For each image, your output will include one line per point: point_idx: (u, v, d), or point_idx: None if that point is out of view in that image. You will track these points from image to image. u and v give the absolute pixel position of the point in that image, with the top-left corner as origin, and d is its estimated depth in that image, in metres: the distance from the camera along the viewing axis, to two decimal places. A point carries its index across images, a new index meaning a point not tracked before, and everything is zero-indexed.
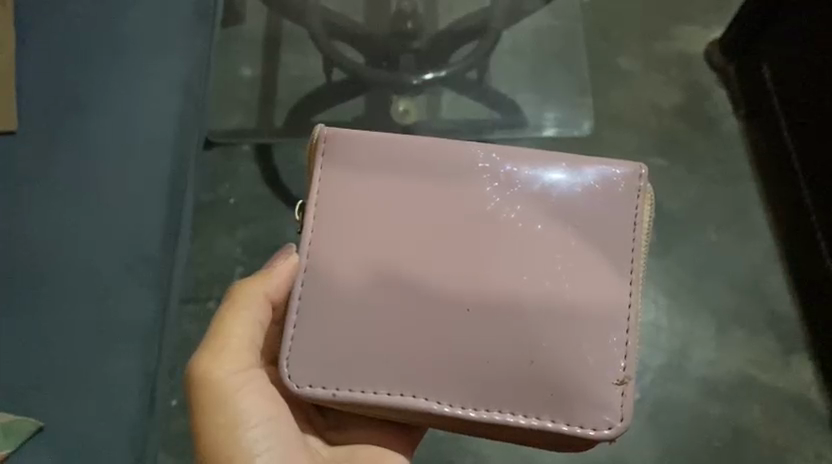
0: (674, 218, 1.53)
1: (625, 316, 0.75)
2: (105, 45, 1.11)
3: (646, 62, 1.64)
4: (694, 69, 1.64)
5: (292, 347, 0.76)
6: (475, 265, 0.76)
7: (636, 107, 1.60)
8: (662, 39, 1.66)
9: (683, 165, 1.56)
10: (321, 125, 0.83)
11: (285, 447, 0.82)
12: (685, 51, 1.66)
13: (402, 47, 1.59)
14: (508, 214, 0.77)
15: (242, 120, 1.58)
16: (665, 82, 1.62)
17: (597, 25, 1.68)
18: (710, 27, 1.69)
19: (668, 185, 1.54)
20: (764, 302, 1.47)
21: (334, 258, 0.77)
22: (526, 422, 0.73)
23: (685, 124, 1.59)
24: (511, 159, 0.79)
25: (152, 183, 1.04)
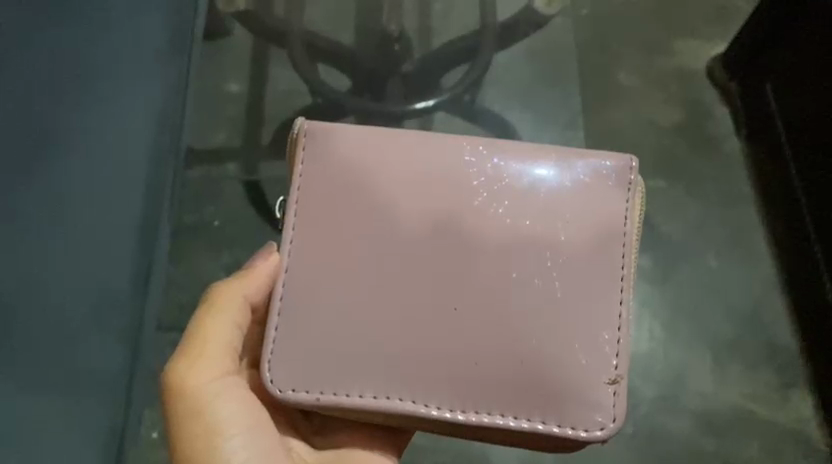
0: (671, 242, 1.51)
1: (616, 312, 0.73)
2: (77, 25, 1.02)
3: (644, 80, 1.64)
4: (693, 89, 1.64)
5: (275, 349, 0.74)
6: (463, 264, 0.74)
7: (635, 126, 1.59)
8: (660, 54, 1.66)
9: (682, 183, 1.55)
10: (302, 119, 0.81)
11: (265, 456, 0.78)
12: (682, 69, 1.66)
13: (388, 69, 1.63)
14: (496, 209, 0.75)
15: (227, 137, 1.57)
16: (663, 100, 1.62)
17: (596, 36, 1.67)
18: (713, 41, 1.69)
19: (664, 209, 1.52)
20: (762, 332, 1.45)
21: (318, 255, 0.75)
22: (515, 424, 0.71)
23: (682, 144, 1.58)
24: (498, 152, 0.77)
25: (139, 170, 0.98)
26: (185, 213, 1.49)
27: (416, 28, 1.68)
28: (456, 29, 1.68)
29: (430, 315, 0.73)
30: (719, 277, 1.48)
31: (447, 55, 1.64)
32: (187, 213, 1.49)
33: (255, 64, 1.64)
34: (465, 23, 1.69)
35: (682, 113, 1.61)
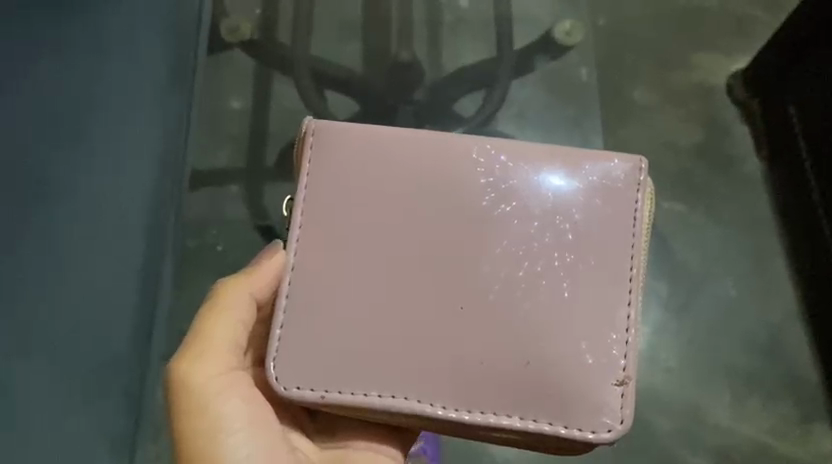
0: (687, 269, 1.47)
1: (625, 314, 0.72)
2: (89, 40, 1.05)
3: (663, 93, 1.59)
4: (712, 106, 1.59)
5: (280, 347, 0.73)
6: (470, 265, 0.73)
7: (652, 147, 1.54)
8: (676, 69, 1.61)
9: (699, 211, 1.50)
10: (309, 118, 0.81)
11: (270, 452, 0.77)
12: (703, 83, 1.61)
13: (397, 90, 1.58)
14: (504, 209, 0.74)
15: (232, 157, 1.56)
16: (681, 127, 1.56)
17: (610, 53, 1.63)
18: (733, 56, 1.64)
19: (680, 236, 1.48)
20: (781, 362, 1.41)
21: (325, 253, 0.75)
22: (522, 425, 0.70)
23: (698, 180, 1.52)
24: (506, 150, 0.76)
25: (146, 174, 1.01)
26: (190, 237, 1.49)
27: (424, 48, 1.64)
28: (467, 45, 1.64)
29: (434, 314, 0.72)
30: (733, 308, 1.44)
31: (456, 82, 1.61)
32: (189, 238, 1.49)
33: (250, 87, 1.61)
34: (475, 46, 1.64)
35: (701, 131, 1.57)
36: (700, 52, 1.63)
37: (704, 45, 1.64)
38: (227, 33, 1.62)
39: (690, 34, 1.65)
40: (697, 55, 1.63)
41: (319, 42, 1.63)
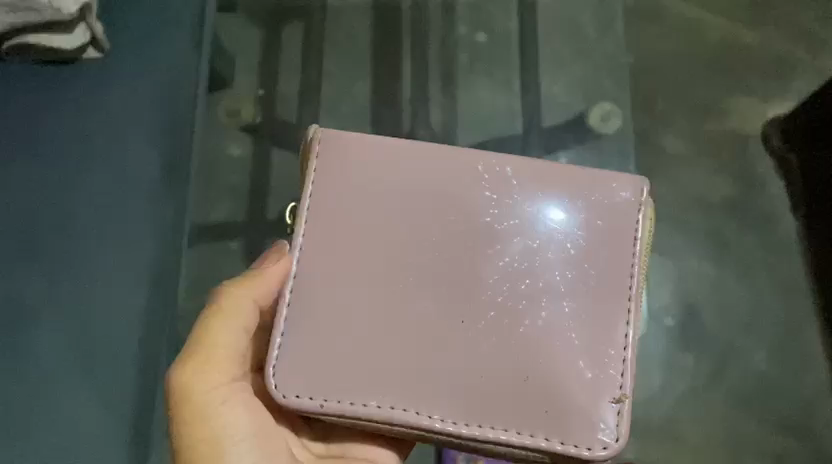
0: (712, 335, 1.30)
1: (623, 332, 0.72)
2: (94, 115, 1.03)
3: (692, 146, 1.42)
4: (746, 161, 1.40)
5: (280, 354, 0.74)
6: (471, 280, 0.73)
7: (680, 204, 1.37)
8: (709, 116, 1.43)
9: (743, 295, 1.31)
10: (316, 128, 0.82)
11: (270, 462, 0.76)
12: (738, 132, 1.42)
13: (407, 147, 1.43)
14: (507, 226, 0.75)
15: (231, 210, 1.43)
16: (720, 201, 1.38)
17: (637, 95, 1.45)
18: (769, 100, 1.45)
19: (705, 300, 1.32)
20: (816, 442, 1.24)
21: (326, 256, 0.76)
22: (519, 440, 0.70)
23: (746, 264, 1.33)
24: (511, 164, 0.77)
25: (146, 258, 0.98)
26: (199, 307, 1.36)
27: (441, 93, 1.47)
28: (483, 76, 1.48)
29: (432, 326, 0.73)
30: (770, 386, 1.27)
31: None
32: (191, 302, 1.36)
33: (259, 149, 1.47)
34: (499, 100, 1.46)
35: (732, 183, 1.39)
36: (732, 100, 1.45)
37: (734, 90, 1.45)
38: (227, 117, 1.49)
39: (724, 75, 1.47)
40: (728, 101, 1.45)
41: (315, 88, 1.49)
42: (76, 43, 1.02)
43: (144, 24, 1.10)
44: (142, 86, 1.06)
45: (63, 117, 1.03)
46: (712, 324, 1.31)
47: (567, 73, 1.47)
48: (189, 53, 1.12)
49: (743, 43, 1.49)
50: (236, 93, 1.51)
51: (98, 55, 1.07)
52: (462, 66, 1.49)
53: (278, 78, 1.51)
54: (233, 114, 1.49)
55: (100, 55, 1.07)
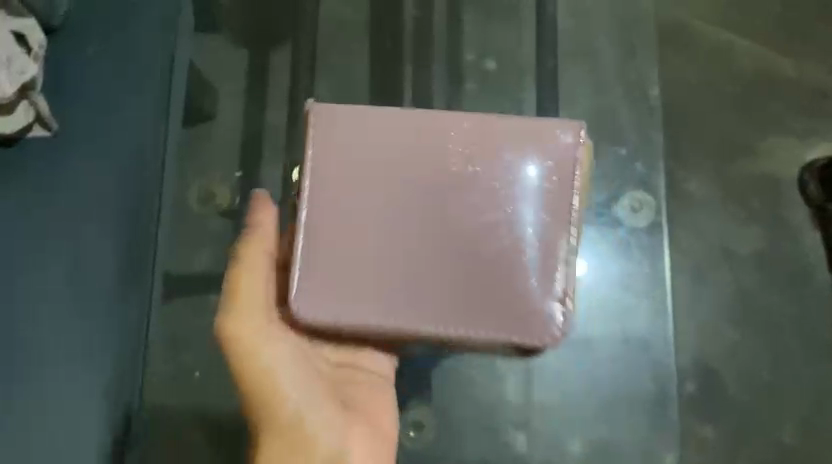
0: (739, 416, 1.08)
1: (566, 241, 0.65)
2: (36, 253, 0.81)
3: (722, 192, 1.13)
4: (777, 210, 1.13)
5: (301, 285, 0.64)
6: (468, 211, 0.65)
7: (701, 302, 1.11)
8: (739, 158, 1.14)
9: (768, 370, 1.09)
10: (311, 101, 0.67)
11: (311, 391, 0.69)
12: (766, 175, 1.14)
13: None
14: (471, 168, 0.65)
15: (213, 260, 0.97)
16: (753, 260, 1.12)
17: (704, 135, 1.14)
18: (809, 141, 1.15)
19: (723, 373, 1.09)
20: None
21: (332, 206, 0.65)
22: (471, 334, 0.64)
23: (773, 340, 1.10)
24: (466, 121, 0.65)
25: (106, 325, 0.80)
26: (160, 359, 0.94)
27: (442, 102, 1.04)
28: (509, 93, 1.03)
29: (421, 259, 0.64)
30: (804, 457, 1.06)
31: None
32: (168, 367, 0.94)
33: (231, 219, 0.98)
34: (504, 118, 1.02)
35: (764, 232, 1.12)
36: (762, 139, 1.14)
37: (761, 127, 1.15)
38: (196, 197, 0.98)
39: (762, 90, 1.15)
40: (755, 143, 1.14)
41: (275, 145, 1.02)
42: (16, 124, 0.82)
43: (109, 81, 0.86)
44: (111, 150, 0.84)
45: (27, 195, 0.83)
46: (740, 396, 1.08)
47: (585, 90, 1.08)
48: (155, 104, 0.86)
49: (784, 74, 1.16)
50: (213, 181, 0.99)
51: (46, 133, 0.84)
52: (469, 89, 1.04)
53: (262, 111, 1.02)
54: (207, 176, 0.99)
55: (49, 132, 0.84)
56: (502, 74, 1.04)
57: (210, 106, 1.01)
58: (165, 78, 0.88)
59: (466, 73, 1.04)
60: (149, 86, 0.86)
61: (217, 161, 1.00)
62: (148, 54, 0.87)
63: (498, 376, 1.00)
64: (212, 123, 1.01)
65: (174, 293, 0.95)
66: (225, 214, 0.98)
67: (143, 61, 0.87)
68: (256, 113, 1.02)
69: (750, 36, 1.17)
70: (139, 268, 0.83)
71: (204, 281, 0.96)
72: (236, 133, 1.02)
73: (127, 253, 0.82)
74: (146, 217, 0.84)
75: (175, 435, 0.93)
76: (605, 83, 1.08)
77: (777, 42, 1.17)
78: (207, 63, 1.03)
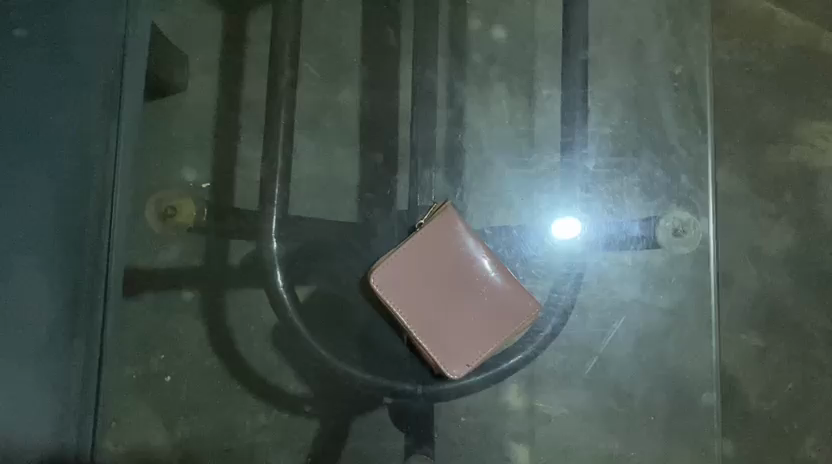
0: (759, 425, 0.98)
1: (551, 369, 0.81)
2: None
3: (751, 184, 1.02)
4: (811, 203, 1.01)
5: (386, 262, 0.71)
6: (483, 344, 0.71)
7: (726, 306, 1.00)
8: (773, 145, 1.02)
9: (794, 383, 0.98)
10: (451, 203, 0.74)
11: None
12: (802, 163, 1.02)
13: (385, 146, 0.83)
14: (509, 328, 0.71)
15: (183, 252, 0.81)
16: (782, 261, 1.00)
17: (731, 120, 1.02)
18: None
19: (746, 380, 0.99)
20: None
21: (409, 277, 0.71)
22: (418, 409, 0.80)
23: (801, 349, 0.99)
24: (544, 249, 0.79)
25: (49, 367, 0.67)
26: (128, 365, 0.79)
27: (442, 84, 0.85)
28: (526, 54, 0.86)
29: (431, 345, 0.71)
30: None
31: (568, 261, 0.79)
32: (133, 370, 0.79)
33: (197, 235, 0.82)
34: (510, 107, 0.84)
35: (796, 228, 1.01)
36: (800, 122, 1.03)
37: (800, 108, 1.03)
38: (155, 213, 0.79)
39: (800, 72, 1.03)
40: (792, 127, 1.03)
41: (256, 127, 0.84)
42: None
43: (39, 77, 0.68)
44: (44, 160, 0.68)
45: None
46: (763, 410, 0.98)
47: (616, 66, 0.83)
48: (101, 107, 0.70)
49: (825, 50, 1.04)
50: (173, 195, 0.81)
51: None
52: (474, 63, 0.85)
53: (239, 82, 0.85)
54: (165, 185, 0.81)
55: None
56: (515, 48, 0.86)
57: (182, 80, 0.83)
58: (113, 73, 0.71)
59: (471, 45, 0.86)
60: (93, 85, 0.70)
61: (186, 159, 0.83)
62: (91, 45, 0.70)
63: (498, 407, 0.81)
64: (177, 97, 0.83)
65: (137, 290, 0.79)
66: (192, 231, 0.81)
67: (85, 55, 0.70)
68: (232, 89, 0.85)
69: (788, 6, 1.05)
70: (93, 234, 0.70)
71: (172, 279, 0.81)
72: (203, 113, 0.84)
73: (71, 287, 0.68)
74: (93, 240, 0.70)
75: (135, 451, 0.78)
76: (643, 56, 0.83)
77: (818, 14, 1.05)
78: (170, 24, 0.84)
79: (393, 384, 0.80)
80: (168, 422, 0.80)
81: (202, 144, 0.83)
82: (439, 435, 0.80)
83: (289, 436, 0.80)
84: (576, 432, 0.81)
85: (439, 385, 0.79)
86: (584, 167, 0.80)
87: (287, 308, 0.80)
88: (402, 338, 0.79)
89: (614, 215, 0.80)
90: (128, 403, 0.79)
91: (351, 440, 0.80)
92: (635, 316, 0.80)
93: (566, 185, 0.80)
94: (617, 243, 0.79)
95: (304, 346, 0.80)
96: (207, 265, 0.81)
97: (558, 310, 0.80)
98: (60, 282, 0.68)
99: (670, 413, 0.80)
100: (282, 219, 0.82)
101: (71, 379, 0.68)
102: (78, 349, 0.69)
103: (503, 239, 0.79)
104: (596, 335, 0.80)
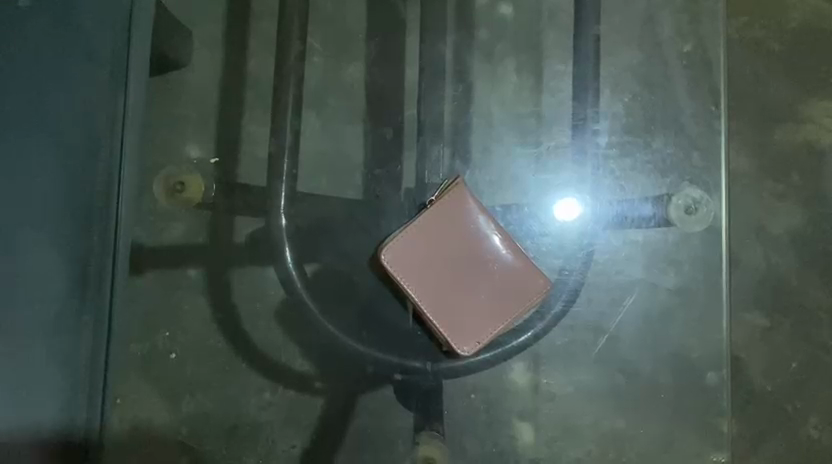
0: (762, 403, 0.99)
1: (558, 348, 0.81)
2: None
3: (757, 164, 1.01)
4: (818, 183, 1.01)
5: (397, 238, 0.71)
6: (493, 322, 0.71)
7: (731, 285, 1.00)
8: (780, 124, 1.01)
9: (798, 363, 0.99)
10: (462, 180, 0.74)
11: None
12: (809, 143, 1.01)
13: (389, 123, 0.83)
14: (519, 305, 0.71)
15: (189, 229, 0.81)
16: (788, 241, 1.00)
17: (739, 99, 1.02)
18: None
19: (750, 360, 0.99)
20: None
21: (419, 254, 0.70)
22: (427, 387, 0.79)
23: (804, 329, 0.99)
24: (555, 226, 0.78)
25: (58, 342, 0.67)
26: (132, 341, 0.79)
27: (449, 59, 0.84)
28: (533, 31, 0.85)
29: (441, 322, 0.71)
30: (818, 456, 0.98)
31: (578, 239, 0.78)
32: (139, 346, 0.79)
33: (205, 211, 0.81)
34: (517, 85, 0.84)
35: (803, 208, 1.00)
36: (809, 101, 1.02)
37: (808, 87, 1.02)
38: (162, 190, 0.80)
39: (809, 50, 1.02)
40: (801, 106, 1.02)
41: (259, 103, 0.83)
42: None
43: (42, 49, 0.68)
44: (48, 133, 0.68)
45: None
46: (767, 390, 0.99)
47: (624, 43, 0.83)
48: (106, 79, 0.70)
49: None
50: (180, 171, 0.81)
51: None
52: (480, 40, 0.85)
53: (243, 58, 0.84)
54: (171, 163, 0.81)
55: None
56: (522, 25, 0.85)
57: (186, 58, 0.83)
58: (118, 45, 0.70)
59: (476, 21, 0.85)
60: (99, 57, 0.70)
61: (189, 135, 0.82)
62: (94, 17, 0.70)
63: (504, 386, 0.81)
64: (182, 74, 0.83)
65: (143, 265, 0.79)
66: (199, 207, 0.81)
67: (87, 26, 0.70)
68: (236, 66, 0.84)
69: None
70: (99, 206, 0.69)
71: (177, 256, 0.81)
72: (208, 91, 0.84)
73: (80, 264, 0.69)
74: (101, 216, 0.69)
75: (139, 427, 0.79)
76: (650, 34, 0.82)
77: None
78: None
79: (402, 361, 0.79)
80: (172, 399, 0.80)
81: (205, 121, 0.83)
82: (447, 414, 0.80)
83: (294, 413, 0.80)
84: (581, 410, 0.81)
85: (448, 362, 0.79)
86: (597, 143, 0.79)
87: (294, 285, 0.79)
88: (409, 313, 0.78)
89: (625, 193, 0.79)
90: (131, 380, 0.79)
91: (357, 417, 0.80)
92: (646, 295, 0.80)
93: (579, 162, 0.79)
94: (627, 222, 0.79)
95: (312, 324, 0.80)
96: (214, 241, 0.81)
97: (567, 290, 0.79)
98: (69, 256, 0.68)
99: (674, 391, 0.80)
100: (292, 195, 0.80)
101: (80, 358, 0.68)
102: (87, 328, 0.69)
103: (514, 217, 0.78)
104: (606, 315, 0.81)
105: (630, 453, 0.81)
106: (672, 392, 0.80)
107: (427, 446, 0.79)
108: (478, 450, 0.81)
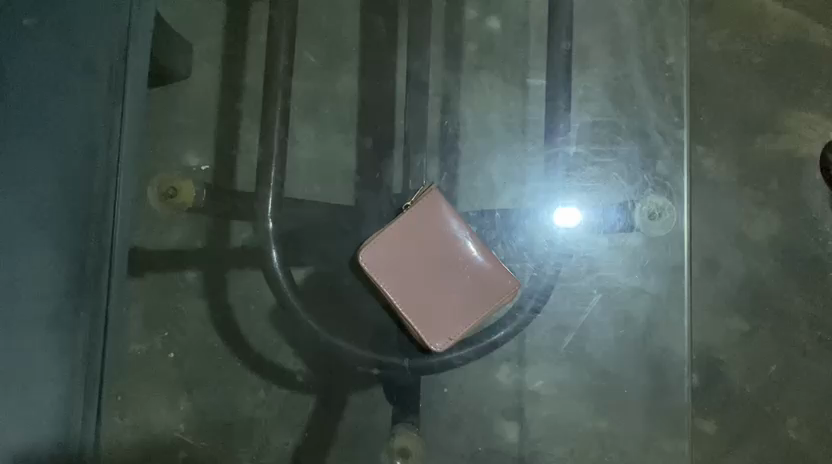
0: (743, 405, 1.01)
1: (534, 344, 0.84)
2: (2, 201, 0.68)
3: (739, 171, 1.04)
4: (797, 191, 1.04)
5: (374, 244, 0.74)
6: (464, 320, 0.75)
7: (713, 290, 1.02)
8: (760, 133, 1.05)
9: (778, 366, 1.01)
10: (437, 188, 0.77)
11: None
12: (789, 152, 1.04)
13: (379, 132, 0.87)
14: (490, 306, 0.75)
15: (186, 232, 0.84)
16: (769, 247, 1.03)
17: (722, 109, 1.04)
18: None
19: (731, 362, 1.02)
20: None
21: (394, 258, 0.74)
22: (405, 380, 0.83)
23: (785, 333, 1.02)
24: (525, 231, 0.81)
25: (61, 336, 0.72)
26: (134, 340, 0.83)
27: (436, 73, 0.87)
28: (518, 45, 0.89)
29: (415, 320, 0.75)
30: (796, 457, 1.01)
31: (553, 245, 0.82)
32: (140, 341, 0.84)
33: (198, 217, 0.85)
34: (503, 95, 0.87)
35: (783, 216, 1.03)
36: (788, 111, 1.05)
37: (788, 98, 1.05)
38: (156, 195, 0.84)
39: (789, 64, 1.05)
40: (781, 117, 1.05)
41: (256, 111, 0.86)
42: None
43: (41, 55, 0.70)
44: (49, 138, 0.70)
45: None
46: (746, 391, 1.01)
47: (604, 56, 0.86)
48: (104, 91, 0.75)
49: (815, 41, 1.06)
50: (174, 177, 0.85)
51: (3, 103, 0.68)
52: (468, 53, 0.88)
53: (241, 69, 0.87)
54: (168, 170, 0.85)
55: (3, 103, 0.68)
56: (507, 40, 0.89)
57: (186, 69, 0.87)
58: (116, 60, 0.76)
59: (465, 35, 0.89)
60: (98, 71, 0.74)
61: (189, 144, 0.86)
62: (95, 35, 0.74)
63: (487, 386, 0.84)
64: (180, 85, 0.87)
65: (143, 269, 0.83)
66: (193, 210, 0.85)
67: (86, 41, 0.74)
68: (233, 76, 0.88)
69: None
70: (94, 203, 0.75)
71: (173, 259, 0.84)
72: (208, 102, 0.87)
73: (79, 259, 0.74)
74: (98, 219, 0.75)
75: (140, 424, 0.83)
76: (624, 48, 0.86)
77: (808, 6, 1.07)
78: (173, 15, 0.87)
79: (379, 356, 0.83)
80: (171, 396, 0.83)
81: (205, 130, 0.86)
82: (424, 406, 0.83)
83: (285, 411, 0.84)
84: (562, 408, 0.84)
85: (425, 358, 0.83)
86: (566, 153, 0.84)
87: (278, 277, 0.83)
88: (388, 311, 0.83)
89: (599, 199, 0.82)
90: (132, 378, 0.83)
91: (347, 415, 0.83)
92: (620, 296, 0.83)
93: (549, 170, 0.83)
94: (601, 228, 0.82)
95: (297, 322, 0.83)
96: (210, 245, 0.84)
97: (537, 292, 0.82)
98: (70, 254, 0.72)
99: (651, 393, 0.83)
100: (279, 201, 0.84)
101: (78, 348, 0.74)
102: (85, 318, 0.74)
103: (488, 221, 0.82)
104: (575, 313, 0.83)
105: (613, 452, 0.83)
106: (646, 392, 0.83)
107: (403, 437, 0.82)
108: (462, 448, 0.83)
